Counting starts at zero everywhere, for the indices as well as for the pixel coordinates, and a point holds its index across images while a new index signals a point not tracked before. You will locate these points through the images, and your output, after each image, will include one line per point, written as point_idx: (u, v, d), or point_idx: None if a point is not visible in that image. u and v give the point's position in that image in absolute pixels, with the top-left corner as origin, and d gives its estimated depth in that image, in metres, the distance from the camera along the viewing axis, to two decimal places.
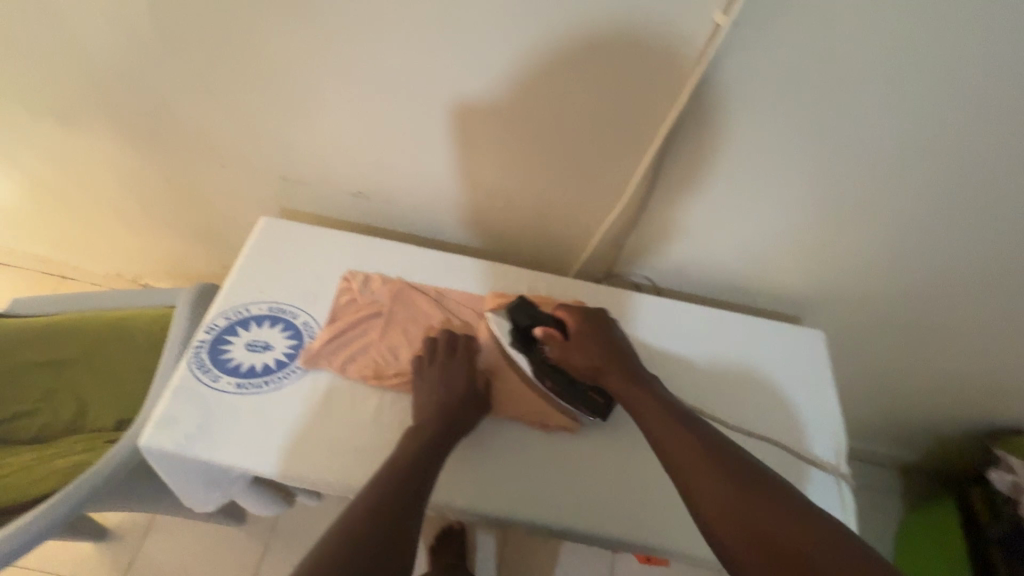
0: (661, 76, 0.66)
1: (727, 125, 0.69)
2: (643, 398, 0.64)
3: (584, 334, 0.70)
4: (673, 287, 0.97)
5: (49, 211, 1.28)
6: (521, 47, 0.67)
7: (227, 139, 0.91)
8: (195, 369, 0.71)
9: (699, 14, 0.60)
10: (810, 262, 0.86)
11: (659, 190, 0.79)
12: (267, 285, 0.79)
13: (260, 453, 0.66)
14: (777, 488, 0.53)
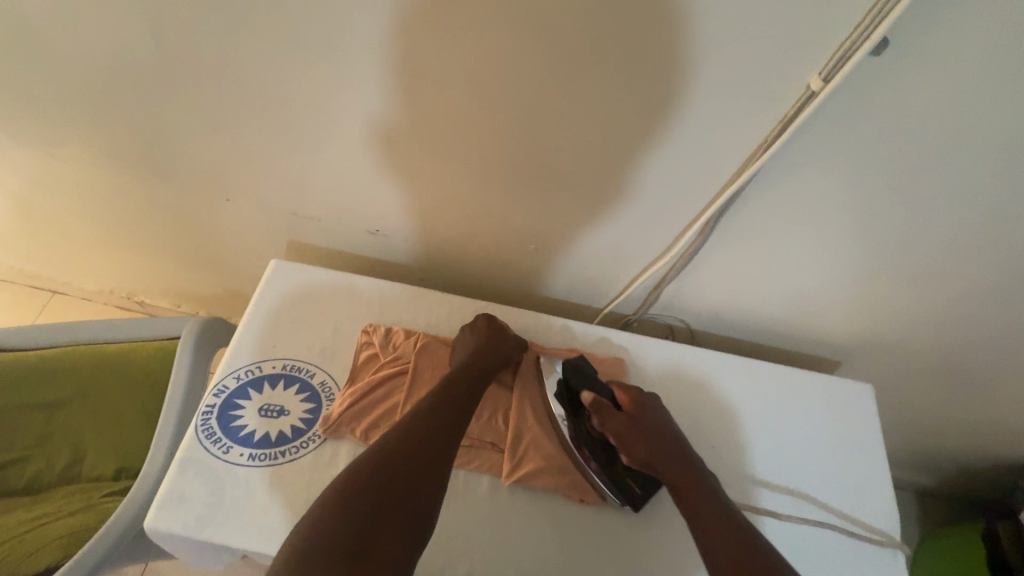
0: (732, 133, 0.59)
1: (794, 183, 0.63)
2: (690, 482, 0.60)
3: (638, 418, 0.66)
4: (705, 332, 0.92)
5: (36, 228, 1.20)
6: (575, 102, 0.60)
7: (235, 173, 0.84)
8: (203, 438, 0.65)
9: (791, 74, 0.53)
10: (860, 317, 0.81)
11: (708, 243, 0.73)
12: (281, 340, 0.73)
13: (279, 535, 0.60)
14: None
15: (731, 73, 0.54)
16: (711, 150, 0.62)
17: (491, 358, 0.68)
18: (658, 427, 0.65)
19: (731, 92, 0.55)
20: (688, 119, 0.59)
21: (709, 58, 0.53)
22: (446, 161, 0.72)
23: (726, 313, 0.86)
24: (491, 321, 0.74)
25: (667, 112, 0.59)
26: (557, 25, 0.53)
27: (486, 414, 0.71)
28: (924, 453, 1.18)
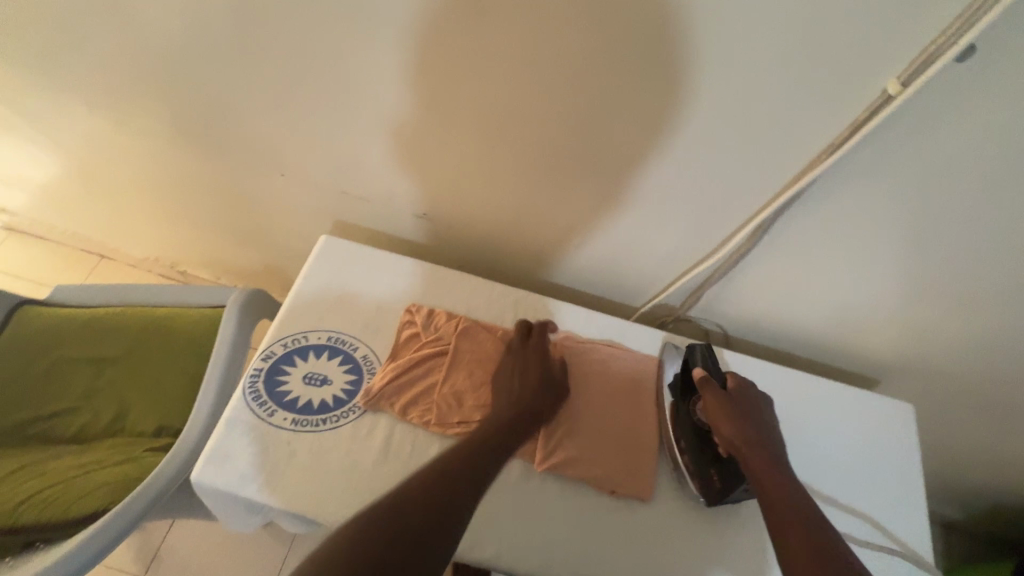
0: (796, 137, 0.58)
1: (857, 194, 0.61)
2: (773, 475, 0.58)
3: (740, 402, 0.65)
4: (743, 338, 0.91)
5: (92, 193, 1.26)
6: (638, 101, 0.60)
7: (289, 149, 0.86)
8: (250, 399, 0.67)
9: (867, 80, 0.52)
10: (909, 337, 0.79)
11: (758, 248, 0.73)
12: (327, 313, 0.75)
13: (315, 497, 0.62)
14: None
15: (802, 77, 0.53)
16: (772, 154, 0.61)
17: (551, 393, 0.68)
18: (755, 416, 0.64)
19: (801, 96, 0.54)
20: (752, 123, 0.58)
21: (784, 60, 0.52)
22: (499, 150, 0.72)
23: (768, 321, 0.85)
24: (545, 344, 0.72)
25: (731, 115, 0.58)
26: (627, 23, 0.52)
27: None
28: (957, 486, 1.15)
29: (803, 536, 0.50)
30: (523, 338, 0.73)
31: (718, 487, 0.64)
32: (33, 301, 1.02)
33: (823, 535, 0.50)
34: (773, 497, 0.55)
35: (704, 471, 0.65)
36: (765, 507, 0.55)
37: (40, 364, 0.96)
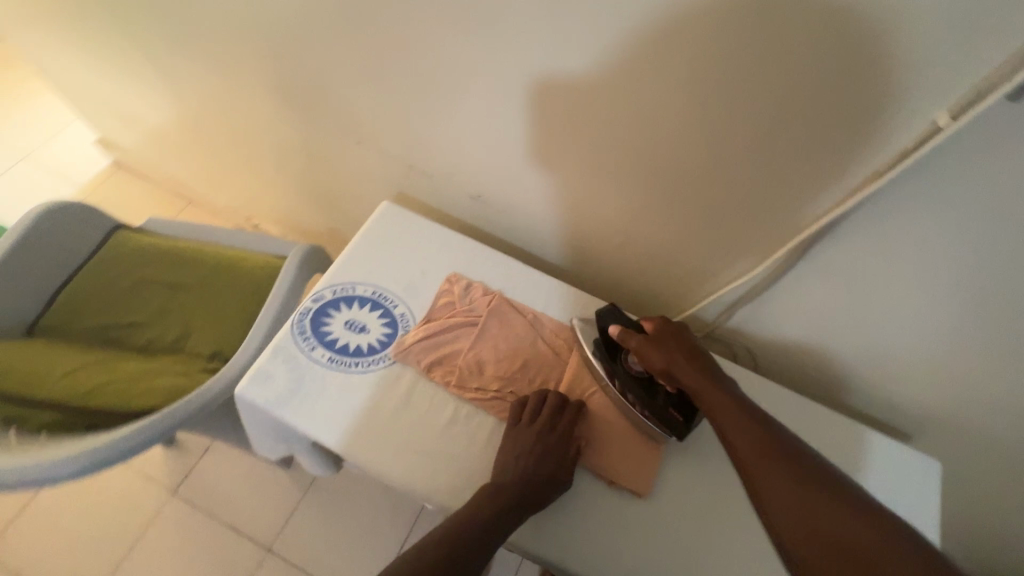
0: (844, 163, 0.59)
1: (904, 226, 0.61)
2: (708, 390, 0.62)
3: (665, 337, 0.68)
4: (773, 365, 0.90)
5: (195, 142, 1.41)
6: (690, 106, 0.62)
7: (367, 119, 0.94)
8: (296, 333, 0.75)
9: (921, 110, 0.52)
10: (947, 393, 0.75)
11: (797, 271, 0.73)
12: (375, 269, 0.81)
13: (337, 430, 0.69)
14: (826, 480, 0.52)
15: (855, 99, 0.54)
16: (818, 175, 0.62)
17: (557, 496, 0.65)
18: (682, 347, 0.67)
19: (853, 120, 0.55)
20: (801, 141, 0.60)
21: (835, 81, 0.53)
22: (554, 142, 0.76)
23: (800, 350, 0.84)
24: (567, 440, 0.67)
25: (780, 130, 0.60)
26: (686, 29, 0.56)
27: (536, 380, 0.74)
28: None
29: (778, 477, 0.53)
30: (545, 430, 0.67)
31: (680, 421, 0.68)
32: (128, 228, 1.17)
33: (795, 461, 0.54)
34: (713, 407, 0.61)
35: (665, 416, 0.68)
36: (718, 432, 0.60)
37: (128, 280, 1.10)
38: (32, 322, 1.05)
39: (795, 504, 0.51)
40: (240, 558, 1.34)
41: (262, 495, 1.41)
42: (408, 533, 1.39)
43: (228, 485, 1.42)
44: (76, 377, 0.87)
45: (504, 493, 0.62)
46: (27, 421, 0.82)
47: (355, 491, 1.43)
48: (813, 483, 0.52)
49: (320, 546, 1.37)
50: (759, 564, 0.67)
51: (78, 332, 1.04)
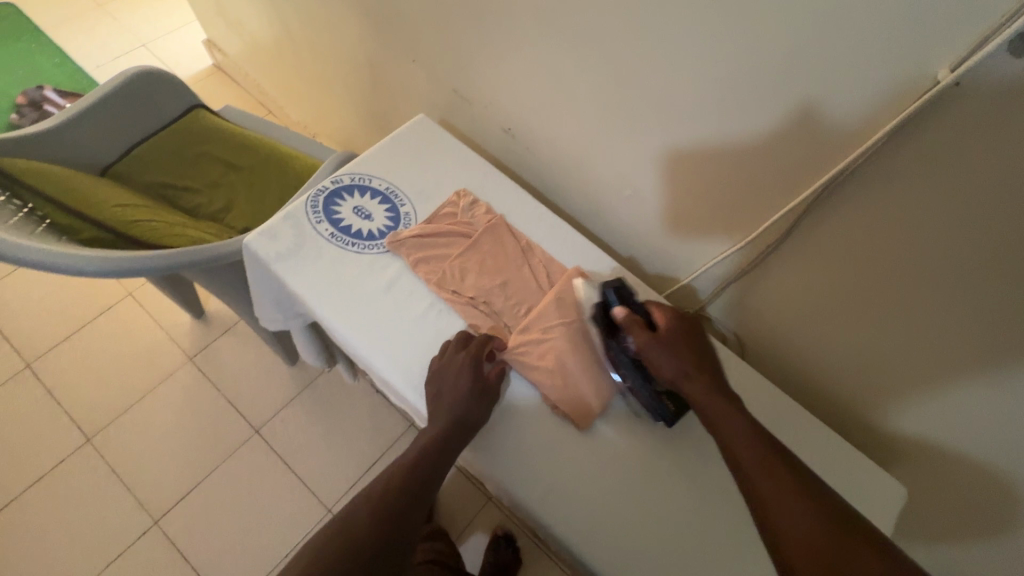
0: (849, 123, 0.61)
1: (899, 194, 0.61)
2: (716, 406, 0.59)
3: (673, 336, 0.65)
4: (760, 349, 0.91)
5: (279, 52, 1.54)
6: (712, 43, 0.66)
7: (424, 38, 1.02)
8: (309, 205, 0.81)
9: (924, 63, 0.53)
10: (921, 395, 0.74)
11: (788, 247, 0.76)
12: (394, 170, 0.87)
13: (318, 295, 0.74)
14: (847, 518, 0.49)
15: (868, 52, 0.55)
16: (826, 134, 0.64)
17: (482, 407, 0.68)
18: (692, 353, 0.64)
19: (865, 76, 0.57)
20: (812, 93, 0.62)
21: (845, 28, 0.55)
22: (590, 75, 0.81)
23: (787, 333, 0.85)
24: (475, 360, 0.69)
25: (791, 74, 0.62)
26: None
27: (513, 299, 0.77)
28: None
29: (789, 500, 0.50)
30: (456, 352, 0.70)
31: (669, 410, 0.70)
32: (205, 108, 1.29)
33: (810, 495, 0.50)
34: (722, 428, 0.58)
35: (655, 404, 0.69)
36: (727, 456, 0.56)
37: (193, 150, 1.22)
38: (105, 165, 1.18)
39: (818, 541, 0.47)
40: (232, 430, 1.46)
41: (263, 379, 1.54)
42: (384, 450, 1.46)
43: (235, 364, 1.55)
44: (125, 208, 0.97)
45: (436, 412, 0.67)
46: (78, 233, 0.94)
47: (349, 396, 1.54)
48: (833, 521, 0.48)
49: (304, 437, 1.47)
50: (682, 505, 0.68)
51: (140, 183, 1.17)
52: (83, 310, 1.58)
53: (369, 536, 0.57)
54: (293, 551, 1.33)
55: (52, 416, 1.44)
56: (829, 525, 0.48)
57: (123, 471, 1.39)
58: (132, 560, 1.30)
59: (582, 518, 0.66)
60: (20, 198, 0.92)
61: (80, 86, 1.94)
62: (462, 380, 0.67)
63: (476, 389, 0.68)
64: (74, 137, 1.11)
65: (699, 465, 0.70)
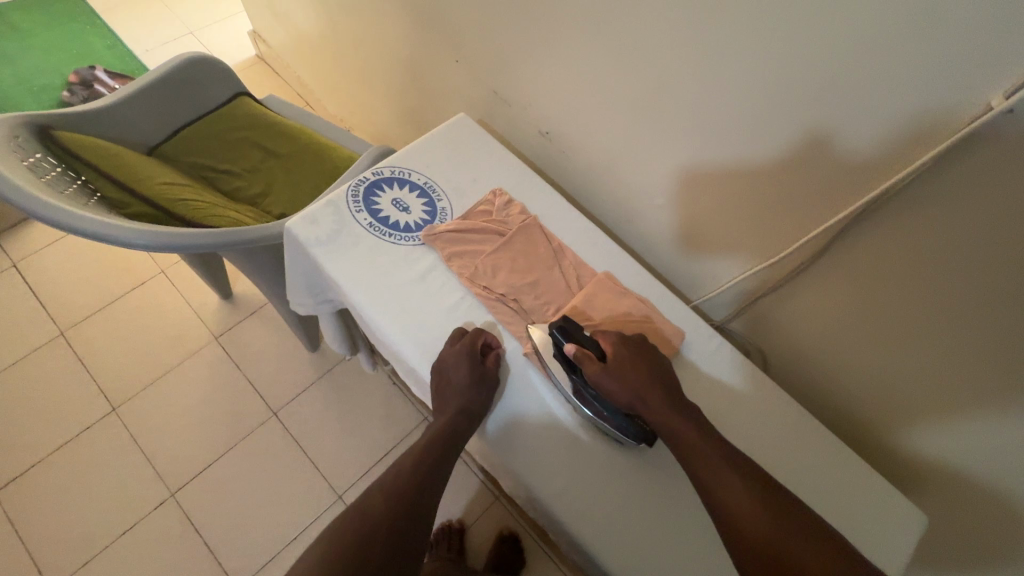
0: (892, 146, 0.61)
1: (940, 218, 0.61)
2: (676, 426, 0.62)
3: (623, 362, 0.68)
4: (783, 366, 0.91)
5: (322, 45, 1.58)
6: (757, 58, 0.66)
7: (468, 39, 1.04)
8: (350, 195, 0.83)
9: (976, 90, 0.53)
10: (949, 425, 0.73)
11: (820, 265, 0.76)
12: (433, 165, 0.89)
13: (354, 281, 0.76)
14: (801, 518, 0.54)
15: (916, 78, 0.55)
16: (868, 156, 0.64)
17: (485, 393, 0.71)
18: (641, 374, 0.67)
19: (911, 102, 0.57)
20: (857, 114, 0.62)
21: (894, 51, 0.55)
22: (632, 85, 0.82)
23: (812, 352, 0.85)
24: (472, 352, 0.71)
25: (836, 94, 0.62)
26: None
27: (542, 298, 0.78)
28: None
29: (751, 507, 0.55)
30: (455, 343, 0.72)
31: (643, 430, 0.67)
32: (250, 96, 1.33)
33: (768, 499, 0.55)
34: (683, 446, 0.61)
35: (629, 428, 0.67)
36: (691, 473, 0.60)
37: (235, 136, 1.26)
38: (152, 145, 1.22)
39: (767, 534, 0.53)
40: (251, 410, 1.49)
41: (285, 362, 1.57)
42: (397, 441, 1.48)
43: (258, 346, 1.58)
44: (171, 186, 1.01)
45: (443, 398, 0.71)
46: (126, 207, 0.97)
47: (366, 384, 1.56)
48: (788, 522, 0.53)
49: (320, 422, 1.49)
50: (698, 514, 0.68)
51: (184, 164, 1.21)
52: (117, 283, 1.64)
53: (397, 512, 0.64)
54: (302, 533, 1.35)
55: (81, 383, 1.49)
56: (785, 526, 0.53)
57: (144, 442, 1.43)
58: (148, 529, 1.33)
59: (597, 518, 0.67)
60: (76, 172, 0.97)
61: (128, 68, 2.01)
62: (459, 374, 0.69)
63: (476, 379, 0.69)
64: (125, 117, 1.15)
65: None
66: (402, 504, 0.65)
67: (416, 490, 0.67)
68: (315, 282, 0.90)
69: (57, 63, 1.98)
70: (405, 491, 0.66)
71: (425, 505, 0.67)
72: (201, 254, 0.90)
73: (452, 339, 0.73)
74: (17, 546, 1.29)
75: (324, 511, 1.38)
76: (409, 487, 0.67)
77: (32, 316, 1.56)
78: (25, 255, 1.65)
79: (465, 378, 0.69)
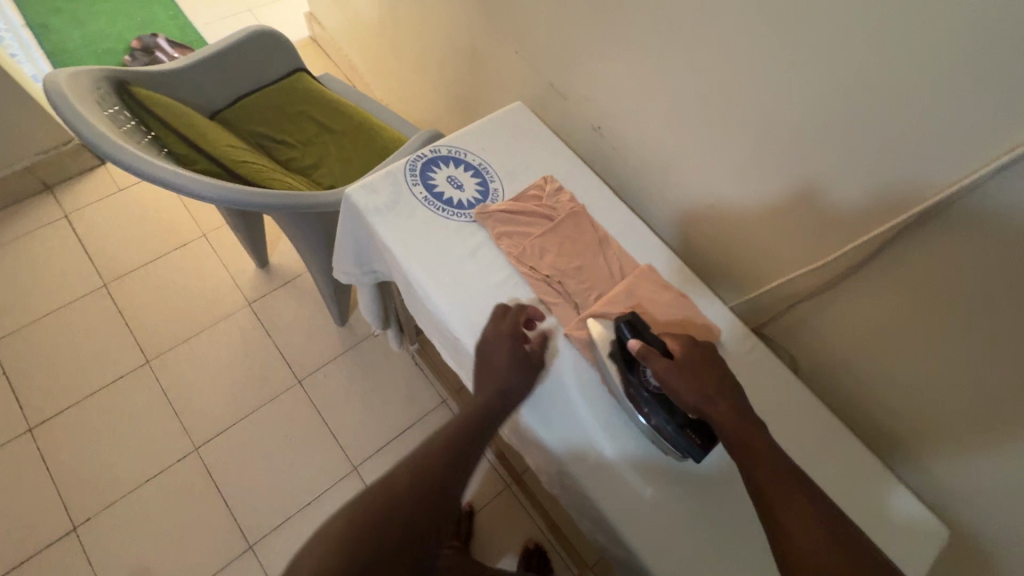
0: (944, 163, 0.62)
1: (988, 237, 0.62)
2: (742, 432, 0.62)
3: (690, 364, 0.67)
4: (812, 375, 0.92)
5: (379, 29, 1.63)
6: (818, 67, 0.68)
7: (531, 32, 1.07)
8: (408, 169, 0.87)
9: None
10: (973, 451, 0.73)
11: (860, 276, 0.77)
12: (488, 149, 0.92)
13: (407, 248, 0.80)
14: (859, 547, 0.54)
15: (975, 97, 0.57)
16: (918, 172, 0.65)
17: (525, 376, 0.73)
18: (708, 378, 0.66)
19: (970, 121, 0.58)
20: (911, 131, 0.63)
21: (957, 66, 0.57)
22: (690, 86, 0.84)
23: (844, 364, 0.86)
24: (515, 333, 0.74)
25: (892, 105, 0.64)
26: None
27: (585, 284, 0.80)
28: None
29: (812, 531, 0.54)
30: (501, 323, 0.74)
31: (696, 445, 0.67)
32: (308, 72, 1.38)
33: (830, 526, 0.55)
34: (747, 454, 0.60)
35: (680, 439, 0.68)
36: (751, 483, 0.59)
37: (292, 108, 1.30)
38: (214, 111, 1.28)
39: (824, 563, 0.52)
40: (278, 375, 1.54)
41: (314, 333, 1.61)
42: (414, 421, 1.51)
43: (290, 315, 1.63)
44: (233, 148, 1.05)
45: (482, 377, 0.72)
46: (190, 163, 1.02)
47: (390, 362, 1.59)
48: (847, 551, 0.53)
49: (342, 394, 1.53)
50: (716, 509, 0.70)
51: (242, 132, 1.26)
52: (161, 242, 1.70)
53: (435, 480, 0.63)
54: (316, 500, 1.39)
55: (120, 334, 1.54)
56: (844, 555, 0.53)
57: (174, 396, 1.48)
58: (171, 478, 1.38)
59: (621, 501, 0.69)
60: (146, 126, 1.02)
61: (189, 39, 2.08)
62: (505, 350, 0.72)
63: (518, 363, 0.72)
64: (193, 81, 1.20)
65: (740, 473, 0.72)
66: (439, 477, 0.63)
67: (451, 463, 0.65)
68: (361, 248, 0.94)
69: (122, 29, 2.06)
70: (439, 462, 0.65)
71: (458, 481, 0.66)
72: (261, 213, 0.94)
73: (496, 306, 0.77)
74: (46, 482, 1.34)
75: (339, 480, 1.42)
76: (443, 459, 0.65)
77: (78, 266, 1.62)
78: (77, 207, 1.72)
79: (508, 357, 0.72)
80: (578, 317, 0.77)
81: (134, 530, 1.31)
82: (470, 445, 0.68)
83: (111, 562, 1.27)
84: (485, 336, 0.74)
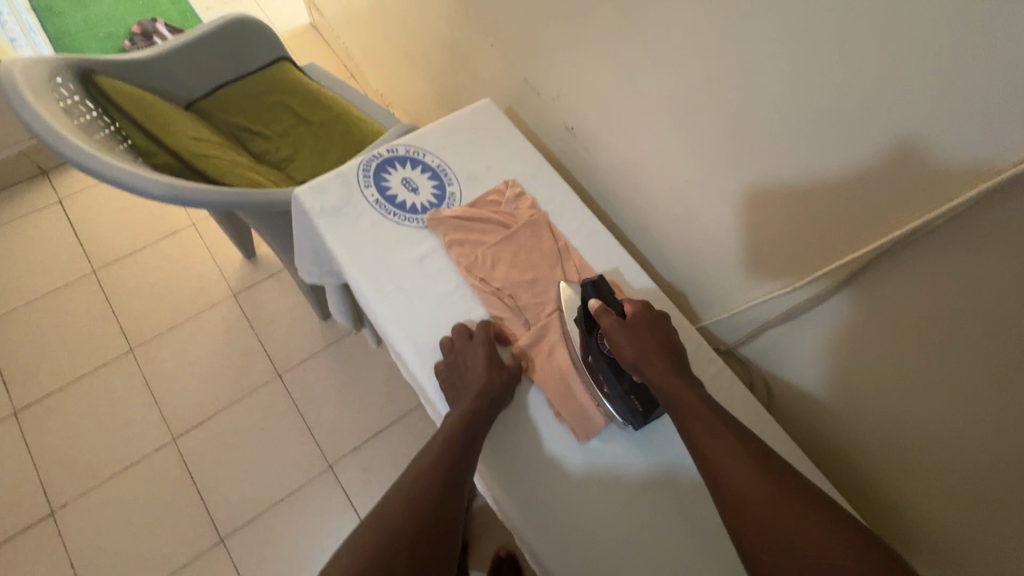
0: (927, 179, 0.55)
1: (972, 266, 0.55)
2: (681, 388, 0.62)
3: (641, 327, 0.67)
4: (789, 403, 0.85)
5: (369, 17, 1.58)
6: (791, 66, 0.62)
7: (505, 23, 1.01)
8: (361, 169, 0.82)
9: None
10: (952, 497, 0.66)
11: (836, 301, 0.70)
12: (450, 149, 0.87)
13: (352, 253, 0.76)
14: (809, 497, 0.52)
15: (966, 105, 0.50)
16: (897, 189, 0.58)
17: (506, 385, 0.67)
18: (653, 341, 0.66)
19: (952, 136, 0.52)
20: (890, 142, 0.57)
21: (934, 73, 0.51)
22: (661, 87, 0.78)
23: (818, 392, 0.79)
24: (490, 344, 0.69)
25: (868, 112, 0.57)
26: None
27: (538, 298, 0.75)
28: None
29: (748, 476, 0.54)
30: (466, 339, 0.70)
31: (637, 411, 0.67)
32: (290, 61, 1.35)
33: (770, 473, 0.54)
34: (683, 410, 0.60)
35: (622, 403, 0.67)
36: (689, 440, 0.59)
37: (270, 99, 1.27)
38: (190, 101, 1.25)
39: (777, 517, 0.50)
40: (257, 369, 1.53)
41: (295, 327, 1.60)
42: (390, 421, 1.49)
43: (273, 308, 1.62)
44: (197, 141, 1.02)
45: (459, 391, 0.66)
46: (151, 155, 1.00)
47: (370, 359, 1.57)
48: (791, 496, 0.52)
49: (320, 390, 1.51)
50: (660, 549, 0.65)
51: (217, 122, 1.23)
52: (150, 230, 1.70)
53: (429, 517, 0.56)
54: (288, 495, 1.38)
55: (105, 321, 1.55)
56: (786, 498, 0.52)
57: (154, 385, 1.48)
58: (146, 467, 1.38)
59: (557, 535, 0.64)
60: (110, 118, 1.01)
61: (189, 24, 2.06)
62: (482, 355, 0.67)
63: (495, 375, 0.66)
64: (167, 69, 1.18)
65: (689, 506, 0.67)
66: (433, 513, 0.56)
67: (444, 495, 0.58)
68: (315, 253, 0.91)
69: (125, 14, 2.06)
70: (428, 497, 0.57)
71: (455, 515, 0.58)
72: (216, 209, 0.91)
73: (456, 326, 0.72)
74: (26, 465, 1.36)
75: (312, 477, 1.40)
76: (433, 492, 0.58)
77: (69, 251, 1.64)
78: (71, 193, 1.73)
79: (487, 365, 0.66)
80: (527, 334, 0.73)
81: (106, 517, 1.32)
82: (446, 489, 0.58)
83: (86, 548, 1.29)
84: (455, 347, 0.69)
